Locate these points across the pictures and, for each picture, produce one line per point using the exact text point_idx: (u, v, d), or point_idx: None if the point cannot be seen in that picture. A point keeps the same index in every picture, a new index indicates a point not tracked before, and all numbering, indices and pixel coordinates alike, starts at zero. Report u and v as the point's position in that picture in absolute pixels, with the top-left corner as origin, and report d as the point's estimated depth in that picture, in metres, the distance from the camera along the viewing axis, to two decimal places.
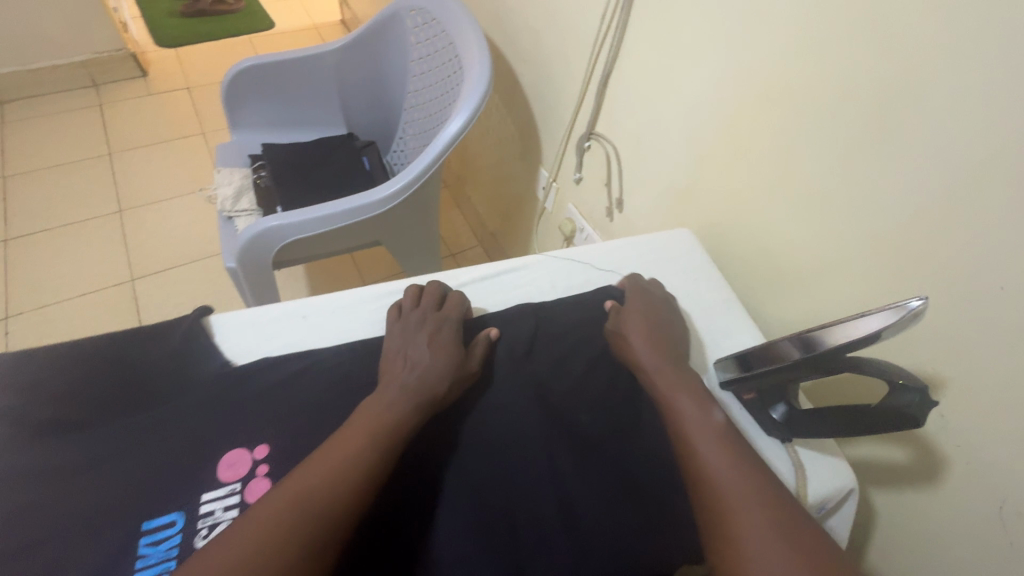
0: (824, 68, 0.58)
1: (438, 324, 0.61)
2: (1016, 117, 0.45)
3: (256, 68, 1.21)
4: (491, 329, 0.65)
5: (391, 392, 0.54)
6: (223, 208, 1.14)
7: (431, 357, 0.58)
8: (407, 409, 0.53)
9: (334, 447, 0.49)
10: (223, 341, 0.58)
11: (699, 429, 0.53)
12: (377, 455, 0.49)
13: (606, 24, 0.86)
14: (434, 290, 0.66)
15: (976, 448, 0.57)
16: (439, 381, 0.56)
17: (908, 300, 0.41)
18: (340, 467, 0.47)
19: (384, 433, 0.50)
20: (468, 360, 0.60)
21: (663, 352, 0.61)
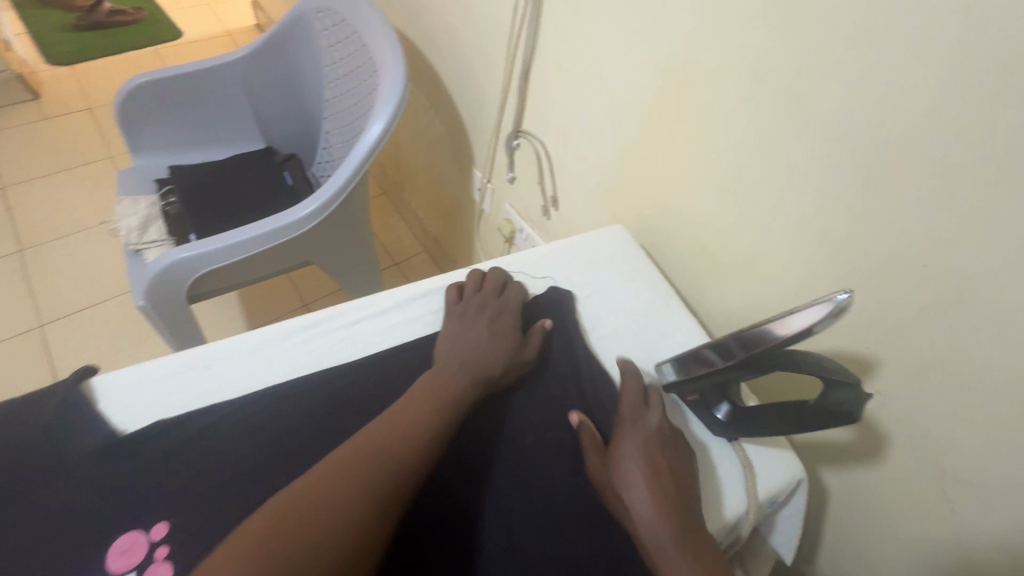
0: (738, 53, 0.57)
1: (496, 308, 0.62)
2: (922, 94, 0.45)
3: (152, 85, 1.10)
4: (547, 319, 0.64)
5: (450, 367, 0.56)
6: (128, 241, 1.04)
7: (489, 340, 0.59)
8: (462, 387, 0.54)
9: (396, 417, 0.51)
10: (108, 406, 0.51)
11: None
12: (433, 432, 0.50)
13: (520, 16, 0.82)
14: (496, 277, 0.66)
15: (913, 423, 0.58)
16: (495, 364, 0.57)
17: (834, 294, 0.40)
18: (404, 439, 0.49)
19: (442, 409, 0.52)
20: (524, 349, 0.60)
21: (668, 502, 0.49)
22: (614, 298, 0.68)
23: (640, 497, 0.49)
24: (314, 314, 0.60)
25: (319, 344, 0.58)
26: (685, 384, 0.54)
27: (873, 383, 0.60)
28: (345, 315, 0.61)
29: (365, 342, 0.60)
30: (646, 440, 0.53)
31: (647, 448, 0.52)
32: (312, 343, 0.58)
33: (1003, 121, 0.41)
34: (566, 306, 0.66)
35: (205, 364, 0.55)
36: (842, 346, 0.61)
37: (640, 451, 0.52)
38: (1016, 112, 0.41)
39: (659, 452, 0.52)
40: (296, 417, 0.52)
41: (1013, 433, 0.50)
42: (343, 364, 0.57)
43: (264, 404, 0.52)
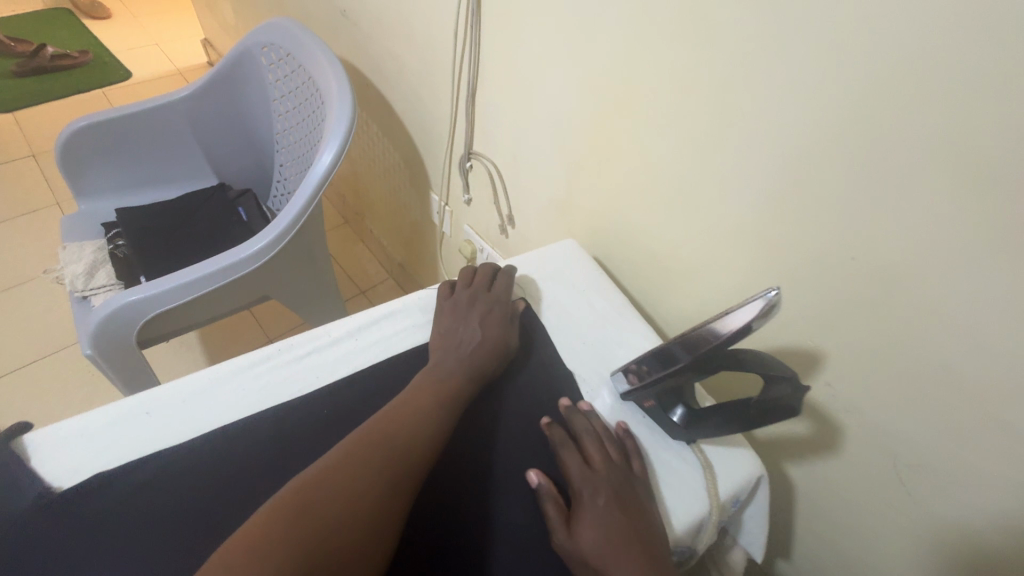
0: (664, 69, 0.59)
1: (487, 301, 0.64)
2: (829, 100, 0.48)
3: (93, 128, 1.08)
4: (519, 304, 0.67)
5: (448, 355, 0.59)
6: (73, 289, 1.00)
7: (481, 328, 0.61)
8: (459, 373, 0.57)
9: (395, 405, 0.53)
10: (42, 463, 0.48)
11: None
12: (436, 419, 0.53)
13: (461, 42, 0.85)
14: (485, 272, 0.68)
15: (862, 411, 0.59)
16: (487, 352, 0.60)
17: (765, 291, 0.41)
18: (410, 424, 0.51)
19: (443, 397, 0.54)
20: (511, 334, 0.63)
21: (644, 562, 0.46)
22: (568, 311, 0.68)
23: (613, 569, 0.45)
24: (262, 350, 0.59)
25: (269, 381, 0.57)
26: (647, 391, 0.54)
27: (822, 375, 0.62)
28: (294, 348, 0.60)
29: (316, 373, 0.58)
30: (619, 508, 0.49)
31: (619, 516, 0.48)
32: (262, 379, 0.57)
33: (901, 120, 0.45)
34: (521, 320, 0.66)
35: (148, 412, 0.53)
36: (790, 340, 0.63)
37: (605, 516, 0.48)
38: (920, 110, 0.43)
39: (625, 514, 0.48)
40: (248, 457, 0.50)
41: (954, 412, 0.52)
42: (293, 399, 0.55)
43: (215, 445, 0.51)
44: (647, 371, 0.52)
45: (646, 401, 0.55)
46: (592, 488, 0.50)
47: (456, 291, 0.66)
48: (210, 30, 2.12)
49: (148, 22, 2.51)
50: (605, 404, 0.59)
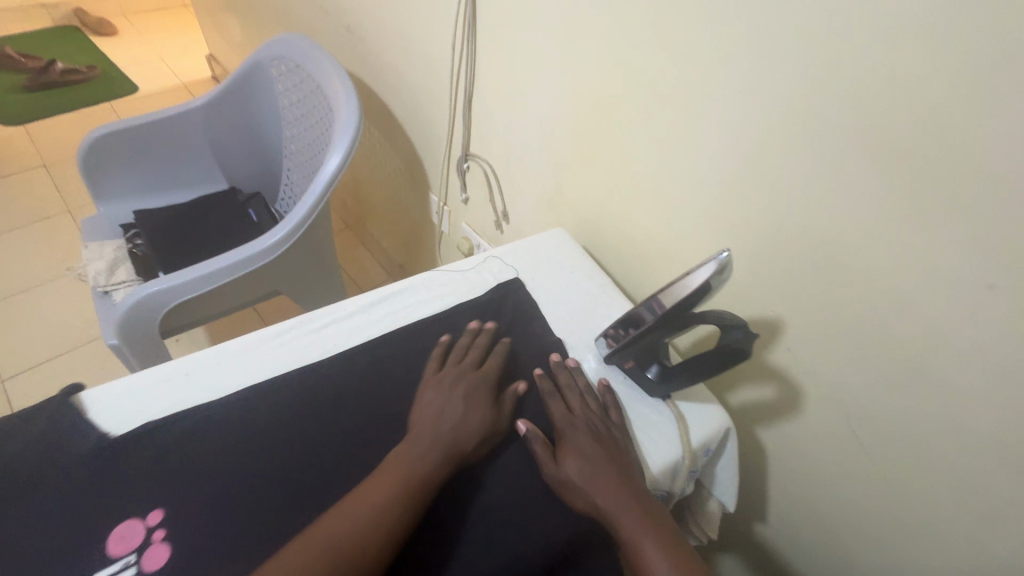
0: (639, 72, 0.68)
1: (475, 381, 0.60)
2: (776, 96, 0.56)
3: (113, 135, 1.15)
4: (521, 383, 0.63)
5: (424, 439, 0.54)
6: (96, 284, 1.06)
7: (465, 411, 0.57)
8: (433, 462, 0.52)
9: (359, 496, 0.50)
10: (96, 414, 0.54)
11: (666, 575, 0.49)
12: (403, 510, 0.49)
13: (459, 53, 0.93)
14: (479, 344, 0.65)
15: (819, 373, 0.67)
16: (468, 438, 0.55)
17: (717, 255, 0.50)
18: (369, 519, 0.48)
19: (412, 486, 0.50)
20: (498, 414, 0.59)
21: (619, 482, 0.54)
22: (559, 288, 0.75)
23: (592, 488, 0.53)
24: (285, 322, 0.65)
25: (292, 348, 0.63)
26: (626, 351, 0.61)
27: (784, 342, 0.69)
28: (314, 321, 0.66)
29: (334, 342, 0.64)
30: (596, 438, 0.57)
31: (596, 443, 0.56)
32: (285, 346, 0.63)
33: (835, 112, 0.52)
34: (520, 295, 0.72)
35: (186, 372, 0.58)
36: (756, 312, 0.70)
37: (586, 451, 0.55)
38: (849, 102, 0.51)
39: (599, 441, 0.56)
40: (276, 409, 0.56)
41: (893, 367, 0.60)
42: (314, 362, 0.62)
43: (246, 400, 0.57)
44: (623, 333, 0.60)
45: (626, 360, 0.63)
46: (572, 426, 0.58)
47: (444, 368, 0.62)
48: (215, 45, 2.21)
49: (153, 38, 2.60)
50: (590, 367, 0.67)
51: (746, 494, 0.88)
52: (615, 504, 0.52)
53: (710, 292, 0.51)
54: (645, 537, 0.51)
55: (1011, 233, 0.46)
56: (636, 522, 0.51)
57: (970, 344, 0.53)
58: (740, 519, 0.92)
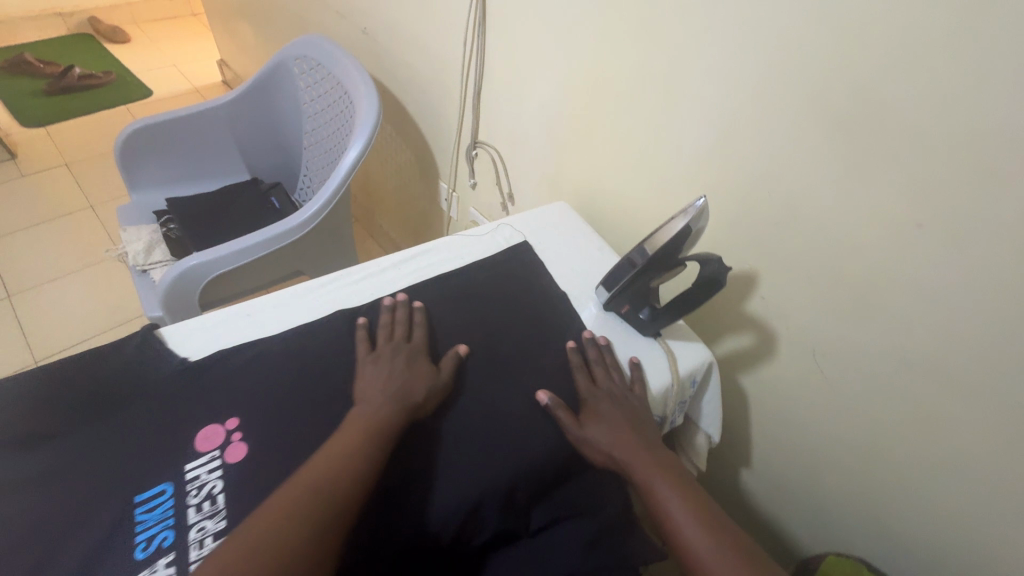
0: (630, 60, 0.78)
1: (410, 352, 0.66)
2: (744, 75, 0.67)
3: (148, 128, 1.25)
4: (462, 347, 0.69)
5: (375, 402, 0.59)
6: (136, 263, 1.16)
7: (405, 376, 0.63)
8: (386, 417, 0.58)
9: (328, 450, 0.54)
10: (176, 345, 0.64)
11: (676, 505, 0.58)
12: (370, 454, 0.54)
13: (469, 48, 1.04)
14: (404, 317, 0.70)
15: (789, 317, 0.77)
16: (413, 397, 0.61)
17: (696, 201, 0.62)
18: (343, 462, 0.53)
19: (374, 434, 0.56)
20: (437, 376, 0.65)
21: (634, 439, 0.64)
22: (562, 250, 0.86)
23: (613, 441, 0.63)
24: (328, 275, 0.75)
25: (334, 296, 0.73)
26: (621, 297, 0.73)
27: (759, 292, 0.80)
28: (351, 275, 0.76)
29: (371, 291, 0.74)
30: (617, 406, 0.66)
31: (615, 410, 0.66)
32: (328, 295, 0.73)
33: (792, 87, 0.63)
34: (529, 254, 0.82)
35: (249, 313, 0.68)
36: (734, 267, 0.81)
37: (606, 416, 0.65)
38: (803, 78, 0.62)
39: (618, 408, 0.66)
40: (325, 342, 0.66)
41: (847, 305, 0.70)
42: (354, 307, 0.71)
43: (300, 335, 0.66)
44: (616, 280, 0.71)
45: (622, 305, 0.74)
46: (596, 396, 0.67)
47: (376, 344, 0.67)
48: (227, 51, 2.32)
49: (165, 45, 2.71)
50: (592, 313, 0.78)
51: (730, 439, 0.98)
52: (632, 454, 0.62)
53: (690, 237, 0.64)
54: (658, 478, 0.60)
55: (931, 180, 0.57)
56: (650, 467, 0.61)
57: (905, 279, 0.63)
58: (726, 465, 1.02)
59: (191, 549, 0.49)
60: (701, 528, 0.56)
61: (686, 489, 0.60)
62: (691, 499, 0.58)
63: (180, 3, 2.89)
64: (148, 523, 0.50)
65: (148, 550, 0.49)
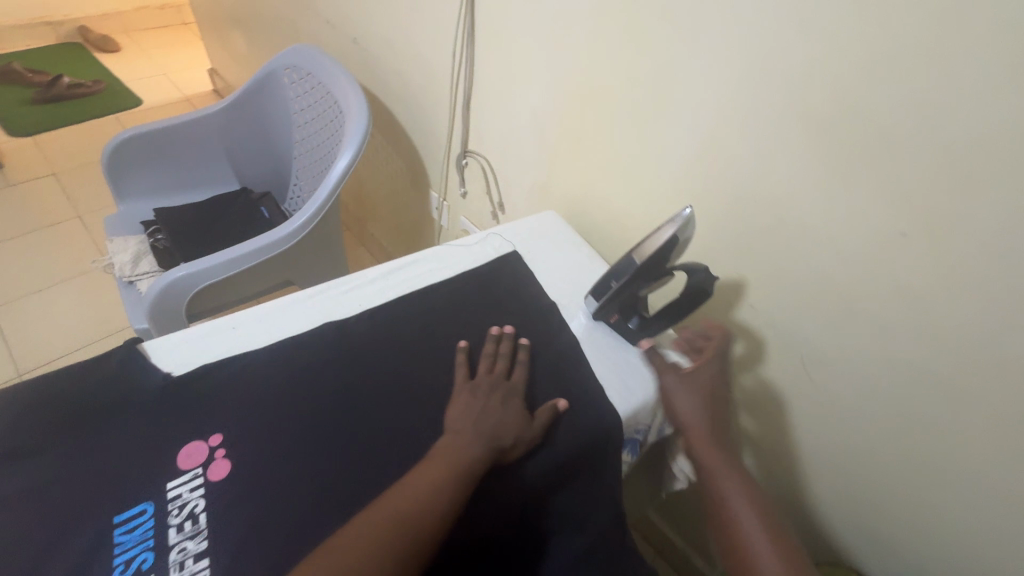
0: (619, 69, 0.79)
1: (507, 391, 0.65)
2: (731, 83, 0.67)
3: (136, 137, 1.24)
4: (562, 400, 0.66)
5: (467, 435, 0.59)
6: (122, 274, 1.15)
7: (502, 418, 0.62)
8: (471, 462, 0.57)
9: (421, 475, 0.55)
10: (157, 359, 0.63)
11: (738, 497, 0.62)
12: (457, 490, 0.54)
13: (459, 58, 1.04)
14: (506, 354, 0.69)
15: (778, 325, 0.78)
16: (507, 439, 0.60)
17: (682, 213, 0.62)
18: (434, 491, 0.54)
19: (464, 473, 0.56)
20: (533, 423, 0.63)
21: (711, 426, 0.67)
22: (552, 259, 0.85)
23: (691, 420, 0.67)
24: (315, 286, 0.74)
25: (320, 307, 0.72)
26: (610, 306, 0.73)
27: (748, 300, 0.80)
28: (339, 286, 0.75)
29: (359, 302, 0.74)
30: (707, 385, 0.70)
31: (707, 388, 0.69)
32: (314, 306, 0.72)
33: (778, 96, 0.64)
34: (519, 265, 0.82)
35: (233, 326, 0.67)
36: (723, 275, 0.81)
37: (699, 391, 0.69)
38: (788, 87, 0.62)
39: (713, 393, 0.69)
40: (311, 355, 0.65)
41: (835, 314, 0.70)
42: (340, 319, 0.71)
43: (285, 348, 0.66)
44: (603, 291, 0.72)
45: (612, 314, 0.74)
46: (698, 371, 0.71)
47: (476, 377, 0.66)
48: (218, 60, 2.31)
49: (156, 54, 2.70)
50: (581, 324, 0.77)
51: None
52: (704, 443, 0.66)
53: (675, 246, 0.64)
54: (725, 470, 0.64)
55: (917, 186, 0.57)
56: (717, 457, 0.65)
57: (894, 285, 0.63)
58: None
59: (173, 571, 0.48)
60: (757, 523, 0.60)
61: (755, 497, 0.62)
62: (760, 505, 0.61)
63: (171, 12, 2.89)
64: (127, 544, 0.49)
65: (126, 572, 0.48)
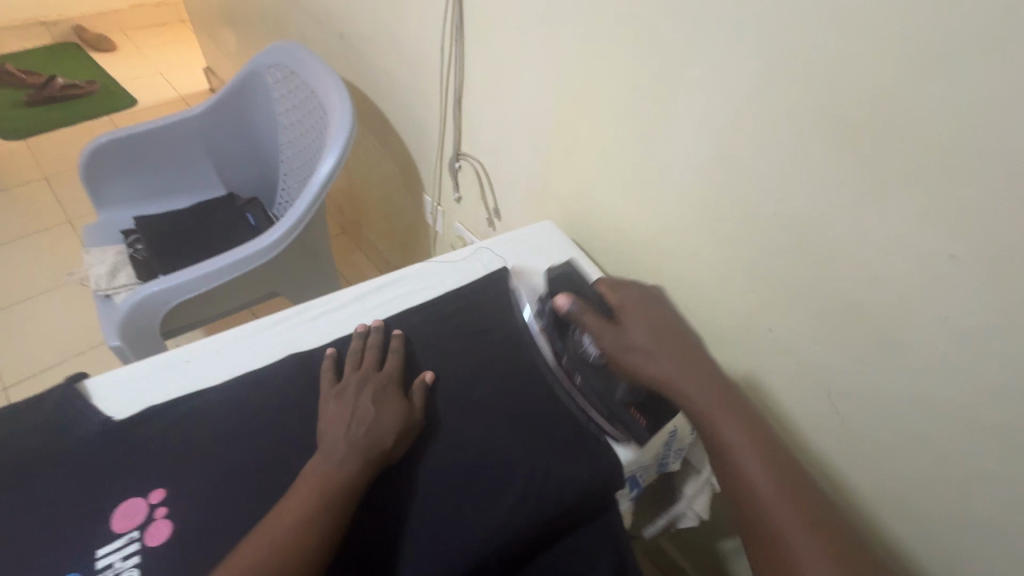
0: (617, 66, 0.71)
1: (380, 382, 0.60)
2: (746, 83, 0.59)
3: (112, 143, 1.18)
4: (426, 372, 0.64)
5: (336, 451, 0.52)
6: (98, 288, 1.10)
7: (374, 413, 0.56)
8: (350, 472, 0.51)
9: (290, 504, 0.48)
10: (102, 400, 0.57)
11: (742, 447, 0.52)
12: (331, 514, 0.48)
13: (448, 53, 0.96)
14: (376, 342, 0.65)
15: (799, 350, 0.69)
16: (386, 436, 0.55)
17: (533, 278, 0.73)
18: (306, 519, 0.47)
19: (337, 490, 0.49)
20: (410, 407, 0.59)
21: (686, 365, 0.56)
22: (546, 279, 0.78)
23: (654, 362, 0.57)
24: (281, 312, 0.68)
25: (289, 335, 0.66)
26: (616, 406, 0.61)
27: (765, 321, 0.71)
28: (309, 311, 0.69)
29: (331, 330, 0.67)
30: (648, 319, 0.60)
31: (645, 321, 0.60)
32: (282, 335, 0.66)
33: (801, 96, 0.55)
34: (509, 285, 0.75)
35: (187, 358, 0.62)
36: (737, 295, 0.73)
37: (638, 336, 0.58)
38: (814, 86, 0.54)
39: (653, 330, 0.59)
40: (274, 392, 0.59)
41: (866, 342, 0.62)
42: (310, 349, 0.65)
43: (246, 386, 0.60)
44: (597, 408, 0.63)
45: (633, 412, 0.61)
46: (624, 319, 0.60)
47: (343, 376, 0.60)
48: (212, 58, 2.25)
49: (152, 52, 2.65)
50: None
51: None
52: (683, 383, 0.55)
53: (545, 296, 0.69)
54: (713, 409, 0.54)
55: (967, 203, 0.49)
56: (705, 395, 0.54)
57: (934, 313, 0.55)
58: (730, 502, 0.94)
59: None
60: (763, 468, 0.50)
61: (746, 418, 0.54)
62: (751, 426, 0.53)
63: (167, 9, 2.83)
64: None
65: None
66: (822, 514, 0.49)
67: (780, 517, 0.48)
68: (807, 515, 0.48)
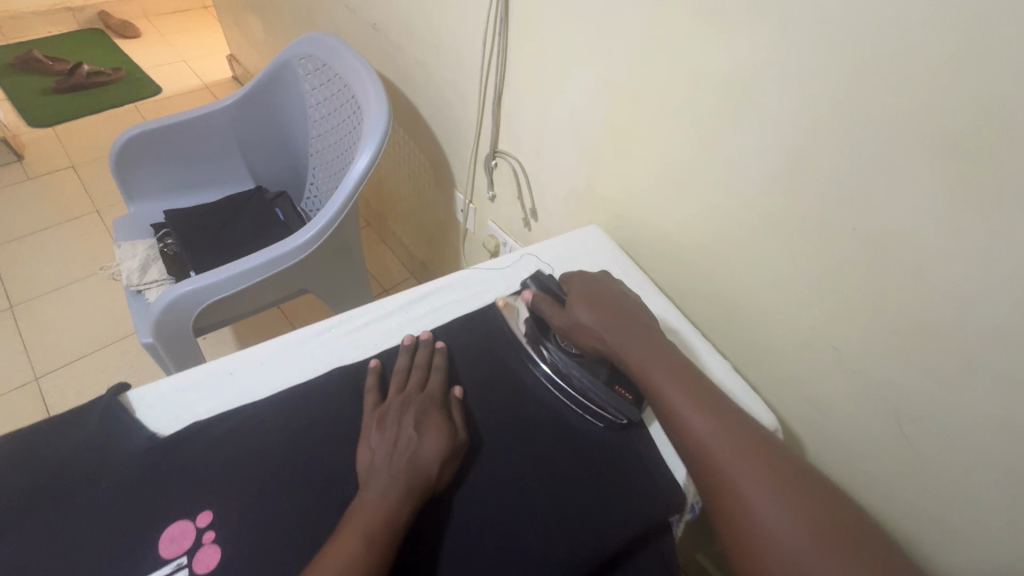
0: (677, 67, 0.67)
1: (424, 405, 0.57)
2: (824, 88, 0.54)
3: (143, 136, 1.16)
4: (458, 387, 0.61)
5: (379, 483, 0.50)
6: (130, 283, 1.09)
7: (418, 439, 0.53)
8: (395, 503, 0.48)
9: (336, 543, 0.46)
10: (144, 415, 0.56)
11: (683, 400, 0.56)
12: (379, 552, 0.45)
13: (489, 48, 0.92)
14: (422, 360, 0.62)
15: (867, 374, 0.64)
16: (433, 464, 0.52)
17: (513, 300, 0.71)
18: (352, 560, 0.44)
19: (384, 525, 0.47)
20: (455, 431, 0.56)
21: (625, 329, 0.62)
22: None
23: (603, 336, 0.61)
24: (328, 319, 0.66)
25: (331, 348, 0.64)
26: (606, 390, 0.62)
27: (829, 340, 0.67)
28: (352, 322, 0.67)
29: (373, 342, 0.65)
30: (593, 299, 0.64)
31: (589, 302, 0.64)
32: (324, 346, 0.64)
33: (887, 104, 0.50)
34: None
35: (230, 371, 0.60)
36: (797, 311, 0.69)
37: (585, 315, 0.63)
38: (905, 94, 0.49)
39: (598, 310, 0.63)
40: (320, 409, 0.57)
41: (949, 371, 0.56)
42: (354, 363, 0.63)
43: (289, 401, 0.58)
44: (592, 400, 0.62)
45: (620, 393, 0.62)
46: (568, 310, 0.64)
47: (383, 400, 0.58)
48: (237, 46, 2.23)
49: (176, 39, 2.64)
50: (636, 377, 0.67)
51: None
52: (625, 348, 0.60)
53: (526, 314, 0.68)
54: (655, 367, 0.58)
55: None
56: (645, 356, 0.59)
57: None
58: None
59: None
60: (699, 408, 0.55)
61: (687, 377, 0.58)
62: (689, 382, 0.57)
63: None
64: None
65: None
66: (766, 441, 0.53)
67: (726, 456, 0.51)
68: (750, 447, 0.52)
